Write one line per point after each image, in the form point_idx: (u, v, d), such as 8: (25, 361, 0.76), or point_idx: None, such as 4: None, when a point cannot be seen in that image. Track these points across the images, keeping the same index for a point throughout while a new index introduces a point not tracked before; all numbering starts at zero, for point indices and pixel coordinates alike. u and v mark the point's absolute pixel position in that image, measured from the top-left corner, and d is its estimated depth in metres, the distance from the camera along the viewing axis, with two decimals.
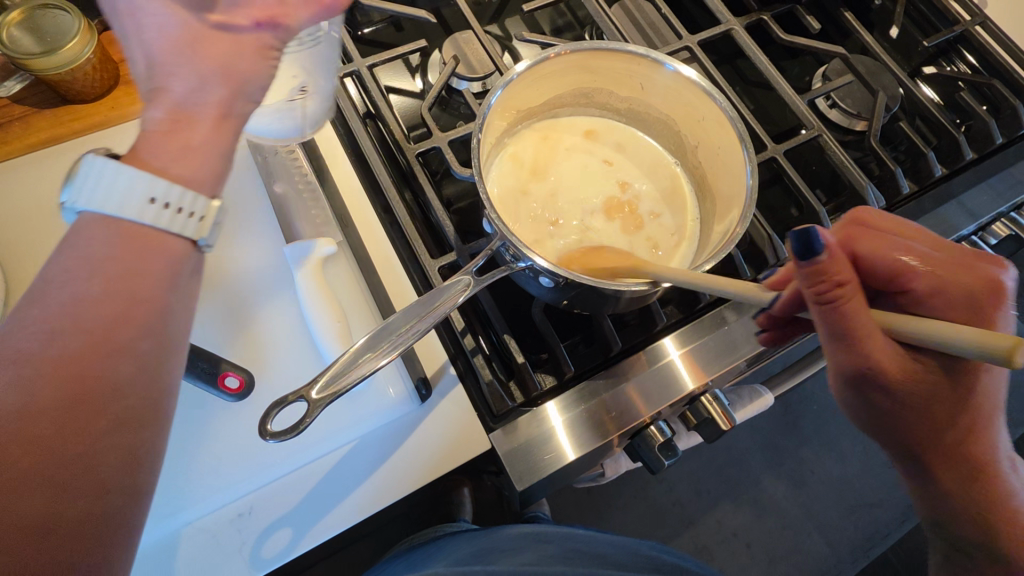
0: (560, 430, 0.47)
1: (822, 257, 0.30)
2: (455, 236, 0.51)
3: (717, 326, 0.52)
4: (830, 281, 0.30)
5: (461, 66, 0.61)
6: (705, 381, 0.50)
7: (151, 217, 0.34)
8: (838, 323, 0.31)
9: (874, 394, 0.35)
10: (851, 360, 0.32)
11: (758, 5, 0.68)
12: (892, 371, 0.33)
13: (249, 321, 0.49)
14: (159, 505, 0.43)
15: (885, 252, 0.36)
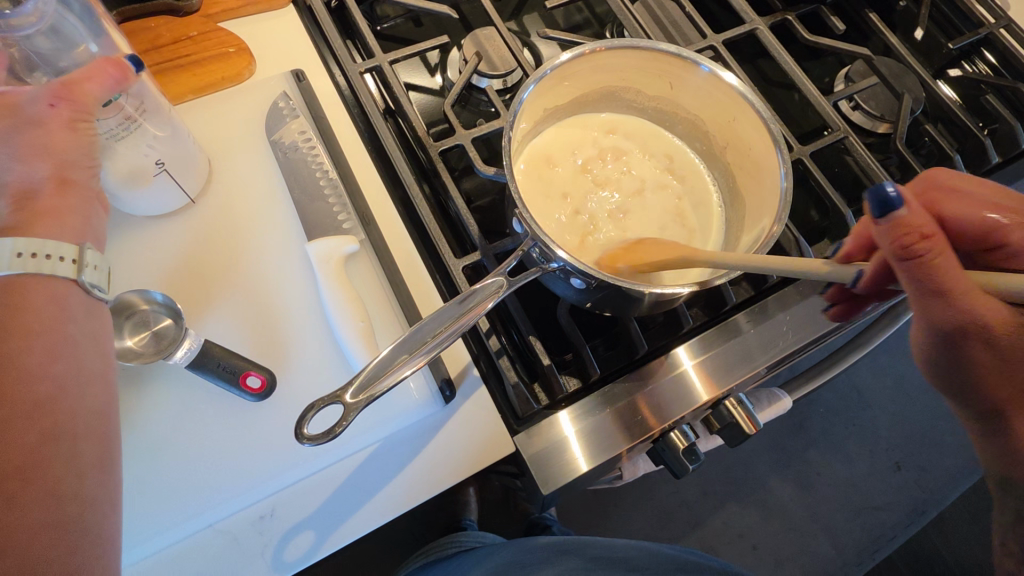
0: (572, 439, 0.46)
1: (903, 211, 0.30)
2: (479, 236, 0.50)
3: (732, 335, 0.51)
4: (914, 234, 0.30)
5: (482, 63, 0.60)
6: (717, 393, 0.49)
7: (20, 266, 0.41)
8: (932, 278, 0.31)
9: (970, 346, 0.33)
10: (948, 314, 0.32)
11: (781, 5, 0.67)
12: (989, 317, 0.32)
13: (271, 319, 0.48)
14: (180, 507, 0.42)
15: (969, 210, 0.37)
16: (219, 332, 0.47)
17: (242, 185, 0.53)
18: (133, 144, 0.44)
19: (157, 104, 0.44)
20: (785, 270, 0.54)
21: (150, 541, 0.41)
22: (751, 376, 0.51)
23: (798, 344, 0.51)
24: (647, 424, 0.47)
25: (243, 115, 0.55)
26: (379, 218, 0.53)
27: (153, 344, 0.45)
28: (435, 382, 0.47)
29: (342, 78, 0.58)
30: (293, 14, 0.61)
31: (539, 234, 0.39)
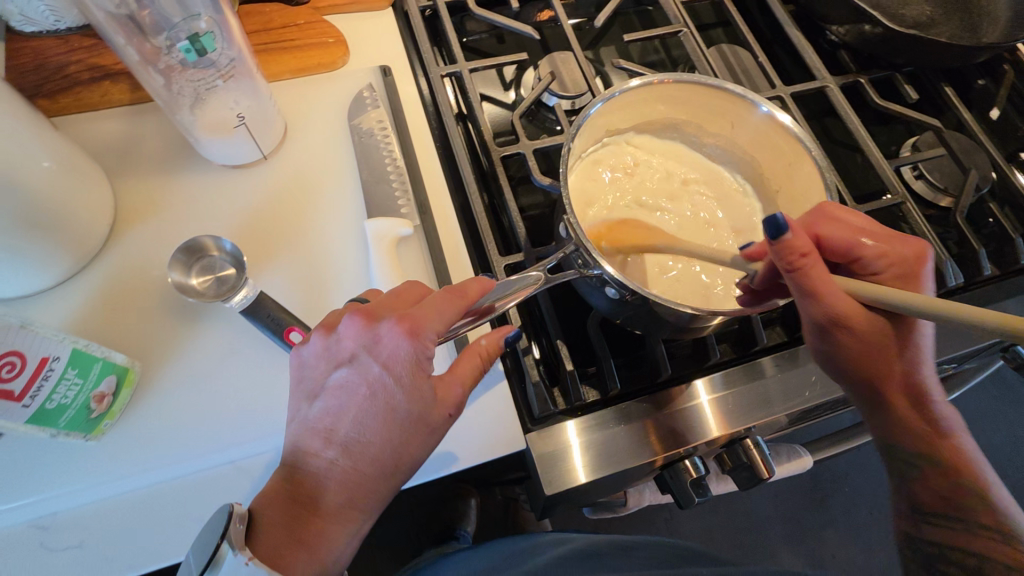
0: (575, 450, 0.47)
1: (788, 234, 0.38)
2: (526, 239, 0.53)
3: (754, 377, 0.51)
4: (794, 251, 0.39)
5: (555, 83, 0.64)
6: (728, 432, 0.49)
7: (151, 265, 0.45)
8: (808, 284, 0.39)
9: (838, 336, 0.41)
10: (817, 311, 0.40)
11: (856, 68, 0.68)
12: (854, 316, 0.40)
13: (321, 284, 0.51)
14: (210, 438, 0.45)
15: (846, 230, 0.43)
16: (273, 287, 0.50)
17: (316, 160, 0.57)
18: (222, 98, 0.49)
19: (244, 67, 0.49)
20: None
21: (177, 466, 0.44)
22: (774, 420, 0.51)
23: (825, 396, 0.51)
24: (659, 446, 0.48)
25: (330, 98, 0.60)
26: (435, 209, 0.56)
27: (215, 288, 0.49)
28: None
29: (424, 78, 0.63)
30: (390, 16, 0.66)
31: (583, 241, 0.41)
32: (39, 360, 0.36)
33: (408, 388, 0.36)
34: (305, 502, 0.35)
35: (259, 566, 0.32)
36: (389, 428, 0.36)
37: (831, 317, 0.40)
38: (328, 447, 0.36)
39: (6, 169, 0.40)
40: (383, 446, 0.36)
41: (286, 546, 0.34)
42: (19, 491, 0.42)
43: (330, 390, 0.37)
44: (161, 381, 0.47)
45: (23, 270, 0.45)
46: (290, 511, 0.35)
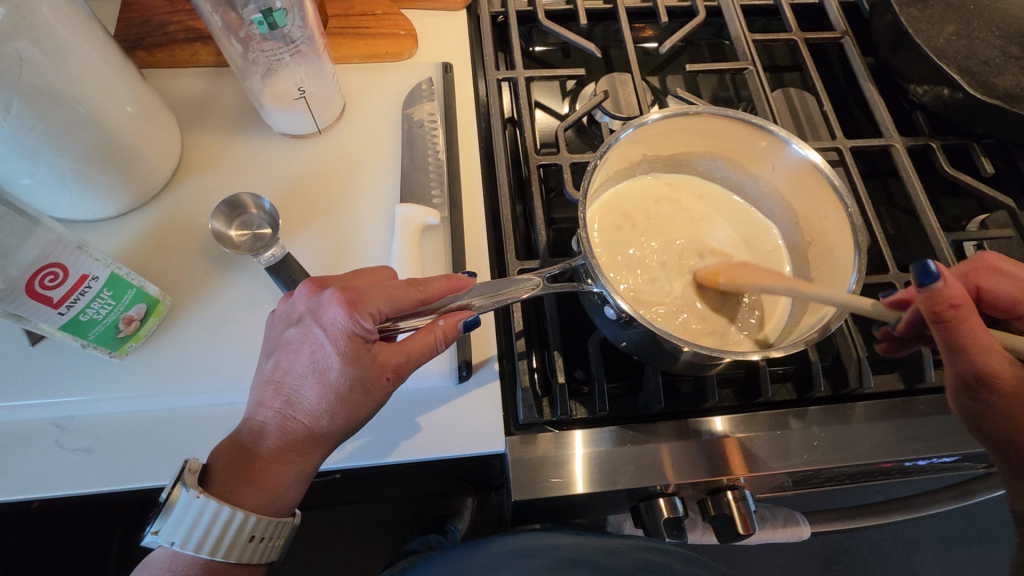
0: (578, 459, 0.47)
1: (940, 284, 0.37)
2: (545, 248, 0.53)
3: (773, 427, 0.50)
4: (945, 301, 0.37)
5: (608, 102, 0.64)
6: (741, 475, 0.48)
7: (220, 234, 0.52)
8: (957, 339, 0.38)
9: (987, 395, 0.41)
10: (963, 365, 0.39)
11: (932, 132, 0.64)
12: (1002, 375, 0.39)
13: (345, 255, 0.54)
14: (214, 378, 0.49)
15: (1005, 287, 0.44)
16: (303, 249, 0.54)
17: (365, 141, 0.60)
18: (287, 70, 0.53)
19: (313, 46, 0.53)
20: (838, 387, 0.52)
21: (182, 397, 0.48)
22: (768, 477, 0.49)
23: (826, 464, 0.49)
24: (637, 476, 0.47)
25: (390, 86, 0.64)
26: (465, 205, 0.58)
27: (250, 242, 0.53)
28: (456, 359, 0.50)
29: (482, 80, 0.65)
30: (463, 18, 0.69)
31: (590, 256, 0.42)
32: (80, 276, 0.40)
33: (346, 355, 0.38)
34: (250, 450, 0.39)
35: (208, 500, 0.37)
36: (325, 389, 0.39)
37: (977, 376, 0.40)
38: (276, 398, 0.40)
39: (93, 107, 0.45)
40: (319, 406, 0.39)
41: (234, 484, 0.39)
42: (47, 391, 0.47)
43: (282, 345, 0.40)
44: (187, 318, 0.51)
45: (91, 198, 0.51)
46: (237, 455, 0.39)
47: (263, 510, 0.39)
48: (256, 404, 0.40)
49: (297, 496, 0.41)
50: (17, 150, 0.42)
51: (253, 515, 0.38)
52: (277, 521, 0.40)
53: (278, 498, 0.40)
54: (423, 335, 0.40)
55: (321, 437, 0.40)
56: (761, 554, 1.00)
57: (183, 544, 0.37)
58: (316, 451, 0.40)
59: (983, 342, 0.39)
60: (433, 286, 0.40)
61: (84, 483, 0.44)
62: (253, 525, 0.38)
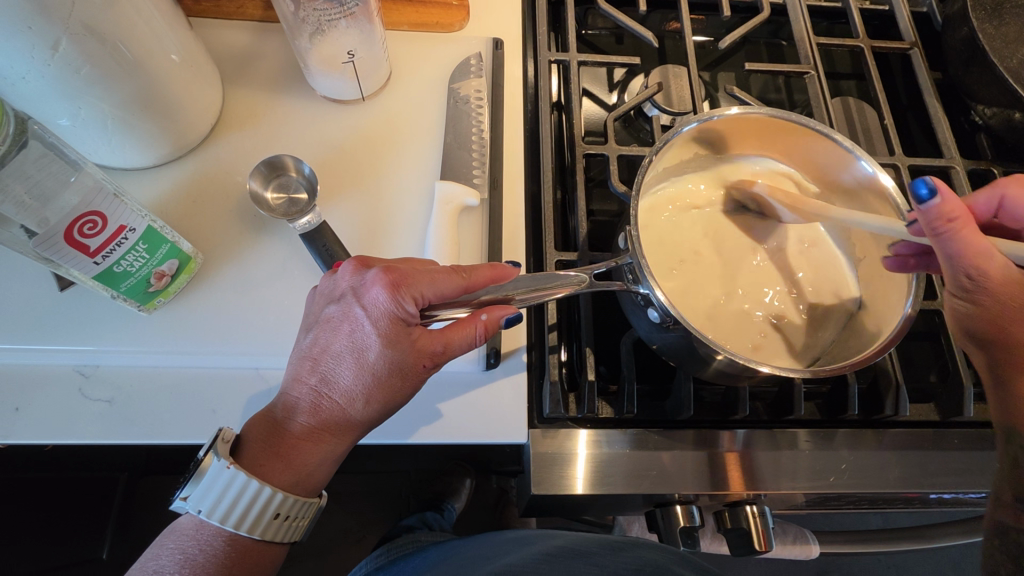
0: (581, 459, 0.46)
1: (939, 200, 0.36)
2: (585, 240, 0.52)
3: (786, 447, 0.49)
4: (945, 217, 0.36)
5: (659, 95, 0.62)
6: (748, 491, 0.47)
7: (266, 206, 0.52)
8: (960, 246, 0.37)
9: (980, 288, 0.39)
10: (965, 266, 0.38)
11: (994, 156, 0.61)
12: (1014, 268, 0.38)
13: (380, 229, 0.53)
14: (242, 343, 0.48)
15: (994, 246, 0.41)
16: (338, 218, 0.53)
17: (410, 113, 0.59)
18: (337, 30, 0.52)
19: (367, 9, 0.51)
20: (871, 412, 0.50)
21: (209, 357, 0.47)
22: (788, 495, 0.48)
23: (850, 488, 0.48)
24: (657, 482, 0.46)
25: (437, 59, 0.62)
26: (506, 188, 0.56)
27: (285, 207, 0.52)
28: (485, 347, 0.49)
29: (532, 60, 0.63)
30: None
31: (639, 256, 0.40)
32: (118, 227, 0.39)
33: (387, 337, 0.38)
34: (282, 426, 0.39)
35: (238, 471, 0.37)
36: (362, 370, 0.38)
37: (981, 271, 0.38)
38: (312, 375, 0.39)
39: (139, 52, 0.44)
40: (354, 387, 0.39)
41: (264, 460, 0.38)
42: (79, 337, 0.47)
43: (322, 322, 0.40)
44: (220, 279, 0.50)
45: (129, 146, 0.50)
46: (269, 431, 0.39)
47: (291, 487, 0.39)
48: (292, 380, 0.40)
49: (324, 478, 0.41)
50: (60, 90, 0.41)
51: (280, 492, 0.38)
52: (303, 501, 0.39)
53: (306, 479, 0.39)
54: (462, 324, 0.39)
55: (352, 421, 0.39)
56: (753, 562, 1.00)
57: (209, 513, 0.37)
58: (347, 434, 0.40)
59: (981, 252, 0.37)
60: (478, 275, 0.40)
61: (108, 433, 0.44)
62: (279, 503, 0.38)
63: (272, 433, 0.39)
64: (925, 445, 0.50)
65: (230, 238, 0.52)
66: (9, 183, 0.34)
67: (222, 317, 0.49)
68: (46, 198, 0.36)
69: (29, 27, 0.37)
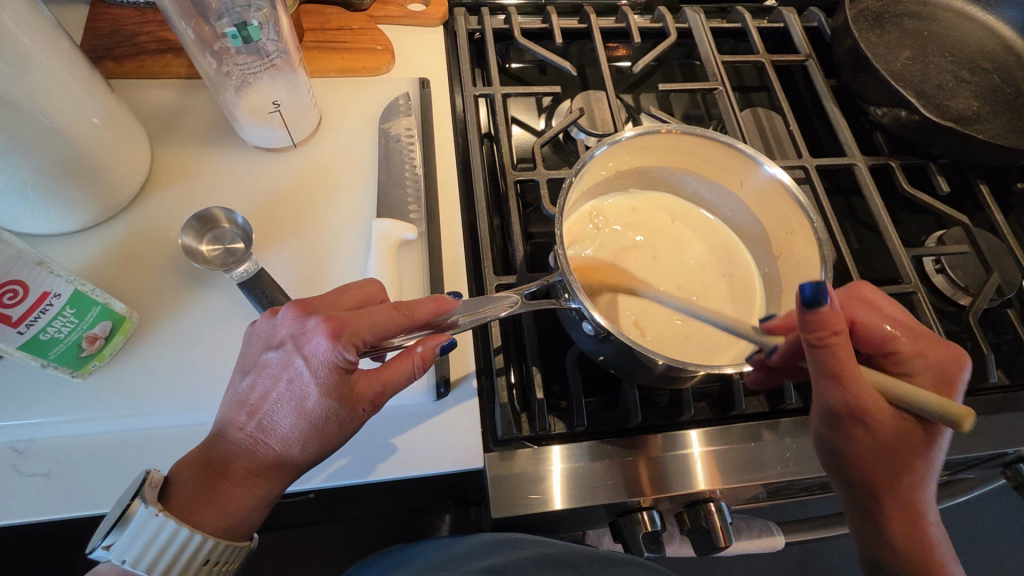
0: (556, 475, 0.47)
1: (826, 307, 0.37)
2: (523, 263, 0.54)
3: (748, 440, 0.51)
4: (828, 328, 0.37)
5: (583, 120, 0.65)
6: (717, 487, 0.48)
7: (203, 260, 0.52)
8: (830, 360, 0.38)
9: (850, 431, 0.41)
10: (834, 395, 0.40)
11: (891, 151, 0.67)
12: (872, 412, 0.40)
13: (320, 271, 0.53)
14: (186, 399, 0.47)
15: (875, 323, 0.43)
16: (277, 265, 0.53)
17: (343, 156, 0.60)
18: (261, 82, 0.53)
19: (288, 60, 0.52)
20: (809, 399, 0.53)
21: (151, 417, 0.46)
22: (740, 490, 0.50)
23: (799, 475, 0.50)
24: (614, 491, 0.47)
25: (367, 102, 0.63)
26: (443, 220, 0.58)
27: (222, 257, 0.52)
28: (434, 376, 0.50)
29: (459, 96, 0.66)
30: (440, 35, 0.69)
31: (567, 272, 0.42)
32: (42, 293, 0.38)
33: (327, 386, 0.38)
34: (216, 470, 0.39)
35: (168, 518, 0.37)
36: (300, 418, 0.39)
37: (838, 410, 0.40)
38: (250, 421, 0.40)
39: (56, 117, 0.44)
40: (292, 434, 0.39)
41: (194, 505, 0.38)
42: (11, 412, 0.45)
43: (261, 368, 0.40)
44: (157, 337, 0.50)
45: (53, 211, 0.49)
46: (203, 476, 0.39)
47: (221, 532, 0.39)
48: (227, 424, 0.40)
49: (256, 521, 0.41)
50: None
51: (210, 538, 0.38)
52: (234, 545, 0.39)
53: (238, 524, 0.40)
54: (400, 362, 0.40)
55: (287, 463, 0.40)
56: (736, 566, 1.01)
57: (134, 563, 0.37)
58: (281, 477, 0.41)
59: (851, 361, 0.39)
60: (420, 314, 0.40)
61: (46, 508, 0.43)
62: (209, 549, 0.38)
63: (202, 476, 0.39)
64: None
65: (166, 295, 0.51)
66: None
67: (163, 375, 0.48)
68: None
69: None
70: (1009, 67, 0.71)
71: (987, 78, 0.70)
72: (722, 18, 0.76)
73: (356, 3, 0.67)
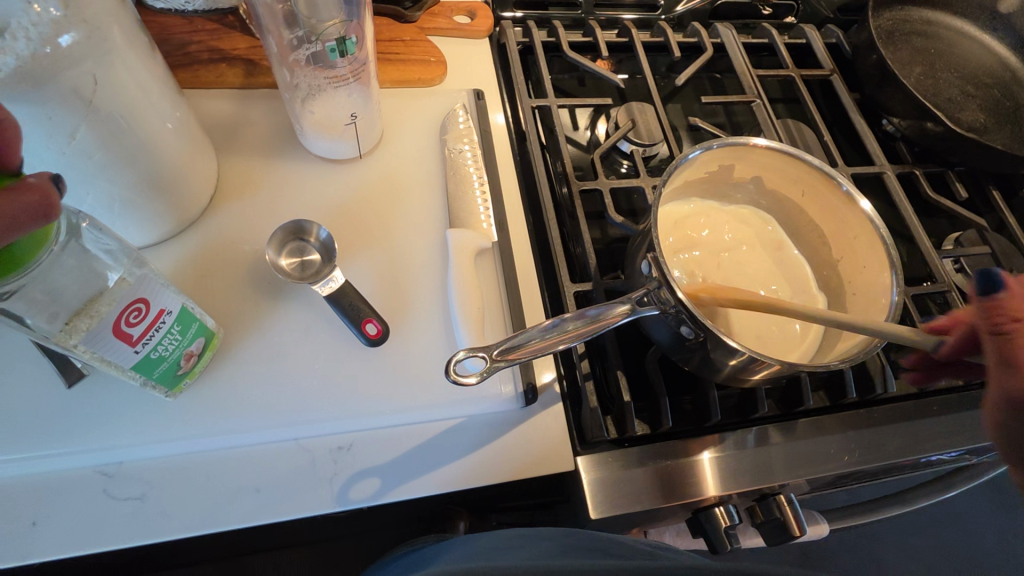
0: (583, 487, 0.48)
1: (1004, 293, 0.37)
2: (597, 270, 0.55)
3: (759, 444, 0.53)
4: (1006, 316, 0.37)
5: (632, 131, 0.67)
6: (720, 493, 0.50)
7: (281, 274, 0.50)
8: (1012, 351, 0.37)
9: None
10: (1018, 386, 0.37)
11: (912, 159, 0.72)
12: None
13: (399, 283, 0.53)
14: (279, 415, 0.47)
15: None
16: (356, 278, 0.53)
17: (406, 167, 0.60)
18: (339, 93, 0.52)
19: (366, 71, 0.52)
20: (864, 393, 0.57)
21: (245, 434, 0.45)
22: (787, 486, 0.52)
23: (862, 464, 0.53)
24: (700, 488, 0.50)
25: (424, 113, 0.64)
26: (512, 229, 0.59)
27: (300, 270, 0.51)
28: (521, 384, 0.51)
29: (512, 107, 0.67)
30: (487, 47, 0.71)
31: (667, 278, 0.44)
32: (158, 311, 0.38)
33: None
34: None
35: None
36: None
37: (1016, 398, 0.38)
38: None
39: (147, 131, 0.43)
40: None
41: None
42: (95, 435, 0.44)
43: None
44: (239, 352, 0.48)
45: (131, 225, 0.48)
46: None
47: None
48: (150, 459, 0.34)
49: None
50: (72, 176, 0.40)
51: None
52: None
53: None
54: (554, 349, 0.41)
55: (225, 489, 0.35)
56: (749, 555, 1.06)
57: None
58: None
59: None
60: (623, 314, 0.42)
61: (145, 534, 0.41)
62: None
63: None
64: (914, 415, 0.57)
65: (242, 311, 0.50)
66: (31, 285, 0.32)
67: (249, 394, 0.47)
68: (60, 294, 0.34)
69: (48, 119, 0.36)
70: (1006, 83, 0.78)
71: (988, 92, 0.77)
72: (747, 33, 0.80)
73: (407, 15, 0.67)
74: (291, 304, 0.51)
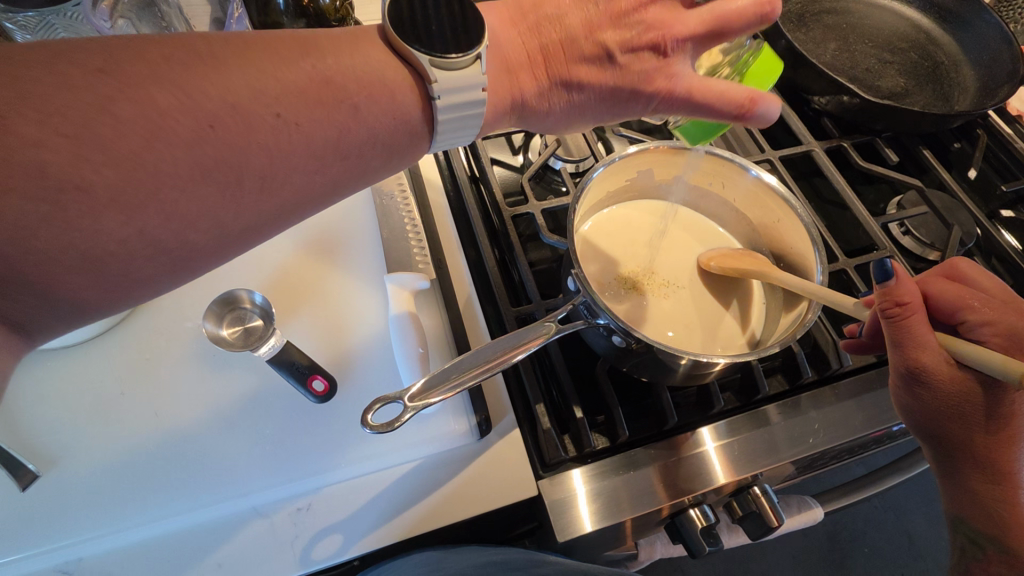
0: (579, 499, 0.48)
1: (894, 281, 0.38)
2: (536, 292, 0.56)
3: (758, 425, 0.53)
4: (892, 299, 0.39)
5: (560, 149, 0.69)
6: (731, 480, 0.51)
7: (226, 345, 0.51)
8: (901, 331, 0.39)
9: (919, 392, 0.41)
10: (902, 359, 0.40)
11: (839, 133, 0.73)
12: (940, 374, 0.40)
13: (343, 335, 0.54)
14: (238, 484, 0.47)
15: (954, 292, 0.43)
16: (298, 337, 0.54)
17: (339, 220, 0.61)
18: None
19: None
20: (822, 370, 0.57)
21: (204, 510, 0.46)
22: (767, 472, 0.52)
23: (829, 443, 0.53)
24: (671, 492, 0.49)
25: None
26: (450, 265, 0.59)
27: (243, 338, 0.52)
28: (474, 417, 0.50)
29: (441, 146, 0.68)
30: None
31: (589, 292, 0.44)
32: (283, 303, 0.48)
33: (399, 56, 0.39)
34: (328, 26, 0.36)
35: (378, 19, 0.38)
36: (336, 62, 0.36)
37: (918, 372, 0.40)
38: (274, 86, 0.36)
39: None
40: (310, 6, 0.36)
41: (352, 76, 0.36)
42: (57, 531, 0.44)
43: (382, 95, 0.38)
44: (189, 427, 0.49)
45: None
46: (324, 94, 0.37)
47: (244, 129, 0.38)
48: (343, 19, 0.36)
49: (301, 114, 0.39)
50: None
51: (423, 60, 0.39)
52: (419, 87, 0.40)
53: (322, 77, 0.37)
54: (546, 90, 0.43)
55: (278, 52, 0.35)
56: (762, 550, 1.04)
57: None
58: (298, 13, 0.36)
59: (924, 341, 0.39)
60: (702, 32, 0.42)
61: None
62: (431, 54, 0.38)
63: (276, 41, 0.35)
64: (875, 385, 0.56)
65: (186, 388, 0.50)
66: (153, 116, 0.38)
67: (201, 471, 0.47)
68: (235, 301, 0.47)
69: None
70: (921, 45, 0.80)
71: (906, 56, 0.78)
72: None
73: None
74: (237, 373, 0.51)
